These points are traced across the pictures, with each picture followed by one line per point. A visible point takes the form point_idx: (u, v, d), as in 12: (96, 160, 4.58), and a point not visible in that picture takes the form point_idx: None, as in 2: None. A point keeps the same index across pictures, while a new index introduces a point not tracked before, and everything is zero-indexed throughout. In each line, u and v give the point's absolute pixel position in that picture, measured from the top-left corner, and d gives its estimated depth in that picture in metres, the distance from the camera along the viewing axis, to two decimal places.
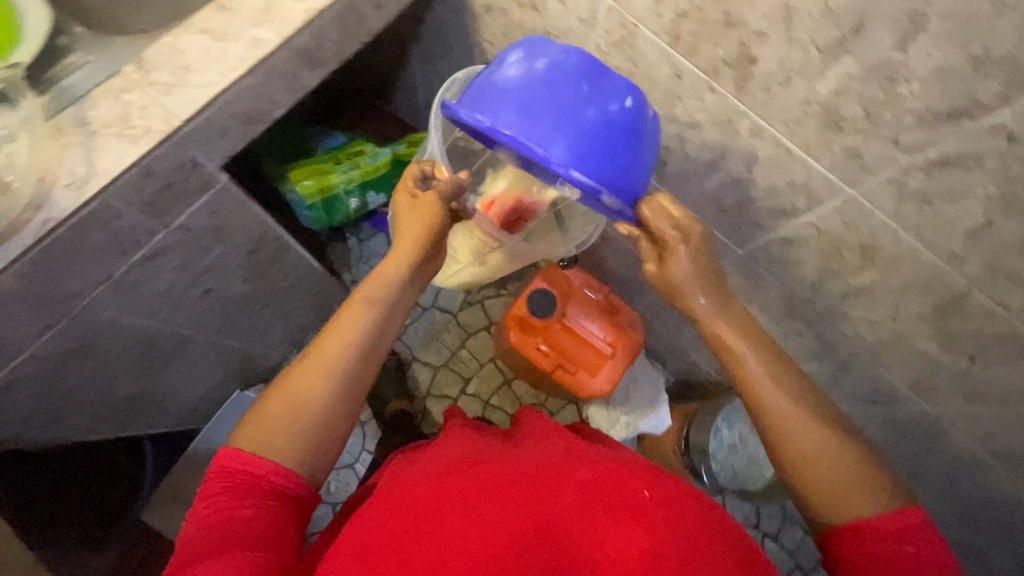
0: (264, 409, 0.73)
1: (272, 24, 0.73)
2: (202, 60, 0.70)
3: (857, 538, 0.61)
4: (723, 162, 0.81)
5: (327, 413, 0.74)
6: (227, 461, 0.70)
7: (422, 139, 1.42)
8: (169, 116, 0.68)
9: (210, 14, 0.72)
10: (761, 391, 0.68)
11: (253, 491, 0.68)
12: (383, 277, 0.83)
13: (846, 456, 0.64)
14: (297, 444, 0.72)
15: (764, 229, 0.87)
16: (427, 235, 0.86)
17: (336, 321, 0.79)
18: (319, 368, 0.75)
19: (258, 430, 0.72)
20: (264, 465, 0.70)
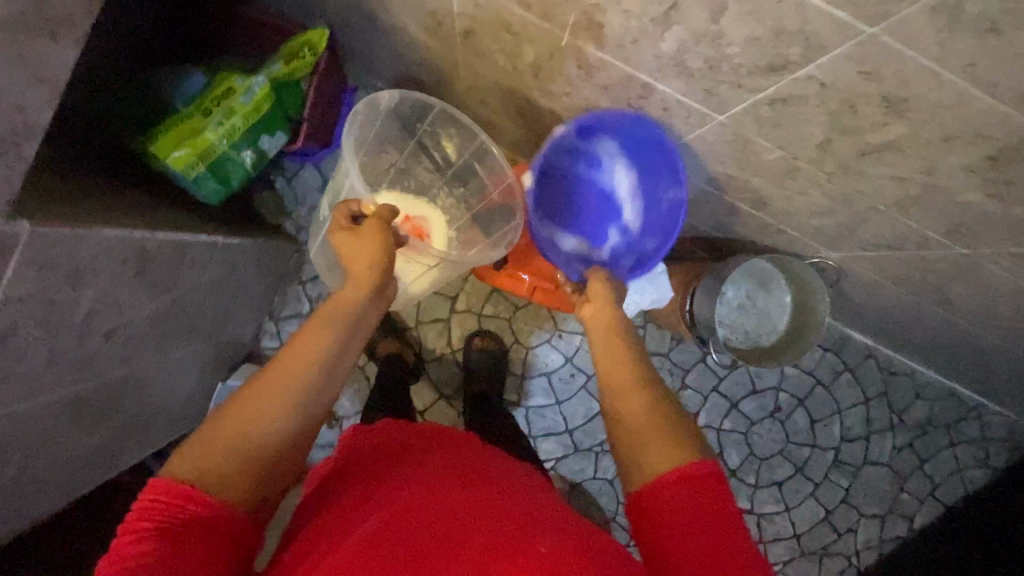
0: (206, 440, 0.59)
1: None
2: None
3: (656, 494, 0.61)
4: (677, 14, 0.57)
5: (283, 452, 0.62)
6: (153, 500, 0.55)
7: (298, 47, 1.11)
8: None
9: None
10: (614, 359, 0.74)
11: (179, 531, 0.54)
12: (343, 308, 0.71)
13: (655, 417, 0.66)
14: (242, 489, 0.58)
15: (747, 90, 0.64)
16: (380, 257, 0.75)
17: (292, 345, 0.66)
18: (274, 396, 0.62)
19: (197, 463, 0.57)
20: (199, 497, 0.56)
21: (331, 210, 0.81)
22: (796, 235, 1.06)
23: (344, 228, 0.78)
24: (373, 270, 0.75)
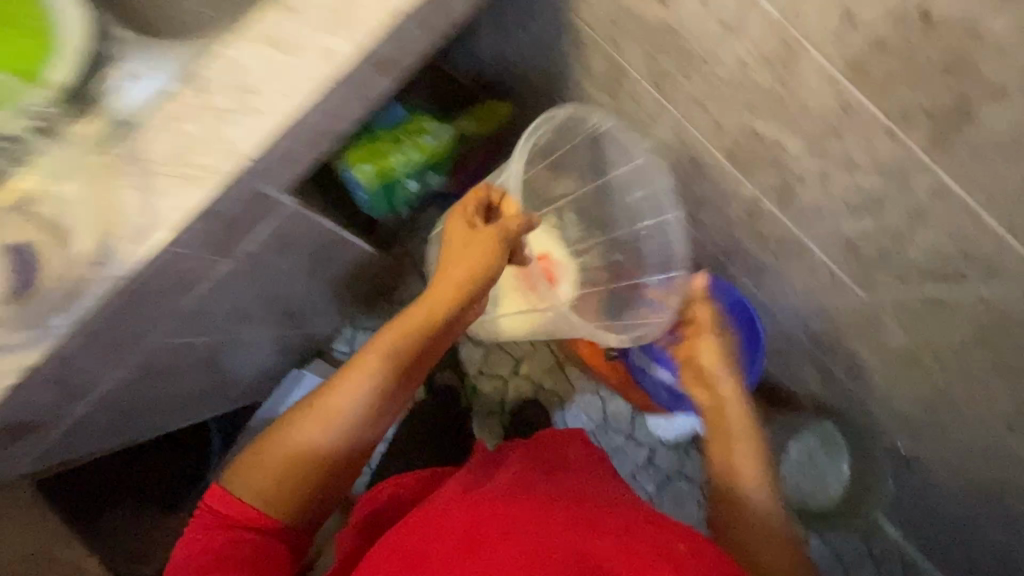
0: (262, 464, 0.67)
1: (344, 32, 0.60)
2: (267, 78, 0.59)
3: None
4: (878, 209, 0.67)
5: (328, 467, 0.68)
6: (231, 500, 0.66)
7: (483, 114, 1.30)
8: (228, 151, 0.58)
9: (276, 18, 0.60)
10: (725, 440, 0.81)
11: (246, 531, 0.65)
12: (417, 330, 0.72)
13: (763, 490, 0.75)
14: (290, 508, 0.67)
15: (907, 283, 0.74)
16: (479, 266, 0.73)
17: (354, 366, 0.71)
18: (326, 419, 0.68)
19: (258, 482, 0.66)
20: (243, 507, 0.66)
21: (472, 189, 0.79)
22: (881, 420, 1.09)
23: (466, 223, 0.76)
24: (478, 276, 0.73)
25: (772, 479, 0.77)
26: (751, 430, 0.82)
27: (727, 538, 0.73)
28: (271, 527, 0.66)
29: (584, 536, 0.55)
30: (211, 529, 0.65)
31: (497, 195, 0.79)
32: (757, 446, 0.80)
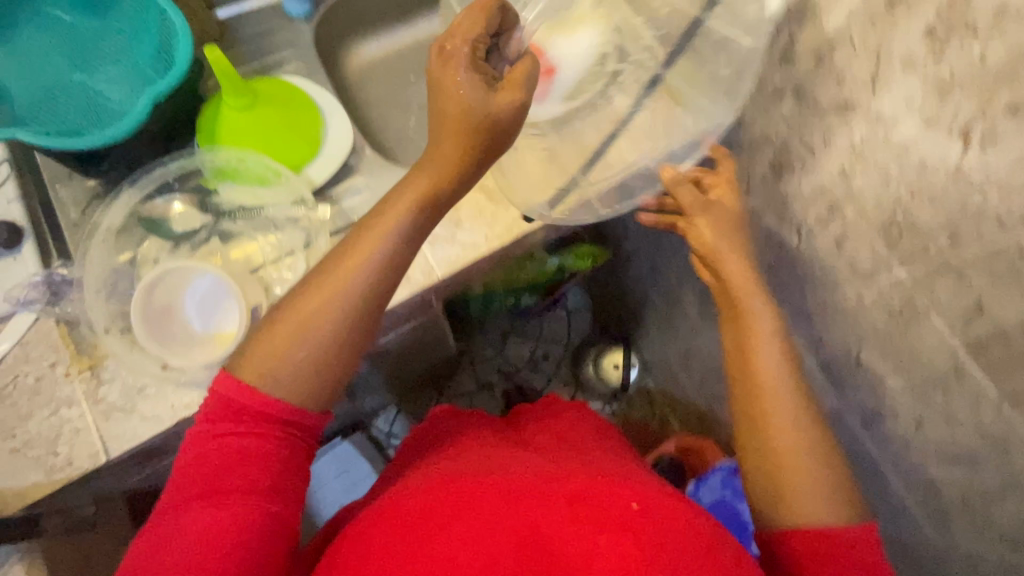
0: (279, 331, 0.50)
1: (552, 193, 0.74)
2: (474, 218, 0.72)
3: (830, 545, 0.53)
4: (973, 466, 0.71)
5: (354, 334, 0.51)
6: (240, 384, 0.49)
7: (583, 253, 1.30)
8: (429, 270, 0.70)
9: (491, 175, 0.75)
10: (749, 390, 0.62)
11: (261, 420, 0.49)
12: (418, 211, 0.52)
13: (813, 444, 0.58)
14: (302, 387, 0.50)
15: (991, 543, 0.74)
16: (472, 146, 0.51)
17: (349, 252, 0.51)
18: (333, 292, 0.50)
19: (265, 362, 0.49)
20: (259, 423, 0.49)
21: (469, 5, 0.51)
22: None
23: (473, 73, 0.50)
24: (467, 175, 0.53)
25: (829, 441, 0.59)
26: (749, 300, 0.66)
27: (772, 518, 0.57)
28: (291, 424, 0.50)
29: (560, 512, 0.45)
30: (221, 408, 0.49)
31: (468, 18, 0.51)
32: (815, 423, 0.59)
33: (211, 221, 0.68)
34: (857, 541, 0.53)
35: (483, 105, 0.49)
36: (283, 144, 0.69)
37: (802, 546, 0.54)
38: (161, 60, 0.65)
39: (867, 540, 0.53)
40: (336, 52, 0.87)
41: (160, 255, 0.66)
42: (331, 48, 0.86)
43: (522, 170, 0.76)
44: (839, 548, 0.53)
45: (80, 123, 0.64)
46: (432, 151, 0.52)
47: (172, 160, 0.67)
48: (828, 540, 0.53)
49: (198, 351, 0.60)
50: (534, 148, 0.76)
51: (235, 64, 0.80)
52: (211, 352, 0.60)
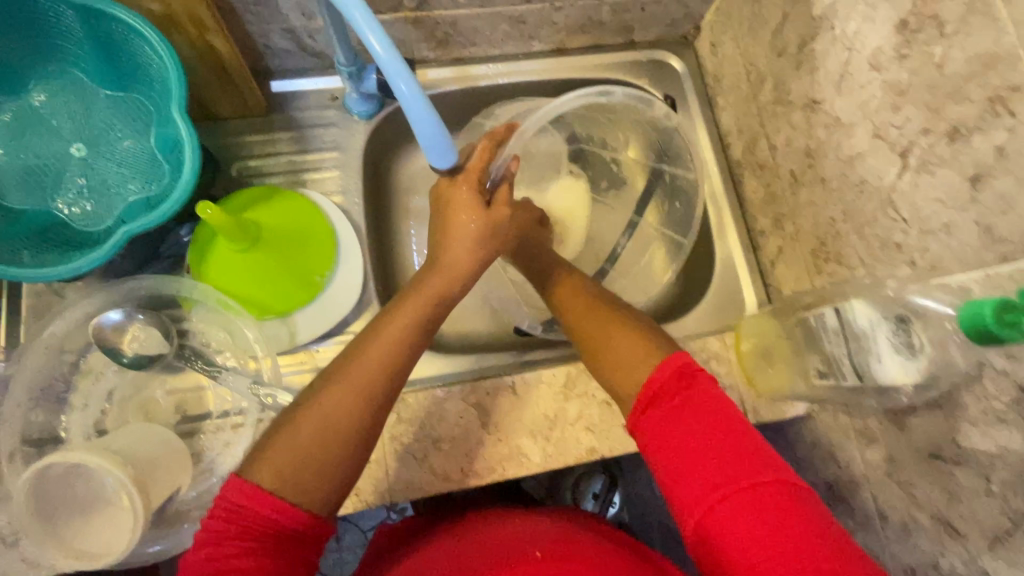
0: (289, 432, 0.43)
1: (557, 437, 0.61)
2: (455, 440, 0.60)
3: (713, 466, 0.43)
4: None
5: (377, 422, 0.46)
6: (249, 490, 0.41)
7: None
8: (383, 491, 0.58)
9: (496, 391, 0.62)
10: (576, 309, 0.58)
11: (270, 542, 0.41)
12: (437, 298, 0.51)
13: (654, 336, 0.53)
14: (324, 493, 0.43)
15: None
16: (484, 242, 0.53)
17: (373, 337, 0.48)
18: (357, 387, 0.46)
19: (284, 462, 0.42)
20: (273, 516, 0.41)
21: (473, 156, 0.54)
22: None
23: (475, 193, 0.53)
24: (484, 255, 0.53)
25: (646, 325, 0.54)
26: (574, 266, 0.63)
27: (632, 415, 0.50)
28: (300, 534, 0.42)
29: None
30: (215, 528, 0.41)
31: (481, 151, 0.55)
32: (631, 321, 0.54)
33: (170, 353, 0.59)
34: (674, 379, 0.48)
35: (490, 218, 0.53)
36: (274, 288, 0.62)
37: (653, 394, 0.48)
38: (173, 164, 0.57)
39: (691, 373, 0.48)
40: (385, 159, 0.75)
41: (107, 369, 0.58)
42: (380, 156, 0.74)
43: (535, 397, 0.62)
44: (676, 385, 0.47)
45: (73, 210, 0.57)
46: (428, 266, 0.53)
47: (144, 279, 0.59)
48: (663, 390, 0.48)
49: (90, 542, 0.48)
50: (556, 376, 0.62)
51: (270, 152, 0.70)
52: (108, 543, 0.48)
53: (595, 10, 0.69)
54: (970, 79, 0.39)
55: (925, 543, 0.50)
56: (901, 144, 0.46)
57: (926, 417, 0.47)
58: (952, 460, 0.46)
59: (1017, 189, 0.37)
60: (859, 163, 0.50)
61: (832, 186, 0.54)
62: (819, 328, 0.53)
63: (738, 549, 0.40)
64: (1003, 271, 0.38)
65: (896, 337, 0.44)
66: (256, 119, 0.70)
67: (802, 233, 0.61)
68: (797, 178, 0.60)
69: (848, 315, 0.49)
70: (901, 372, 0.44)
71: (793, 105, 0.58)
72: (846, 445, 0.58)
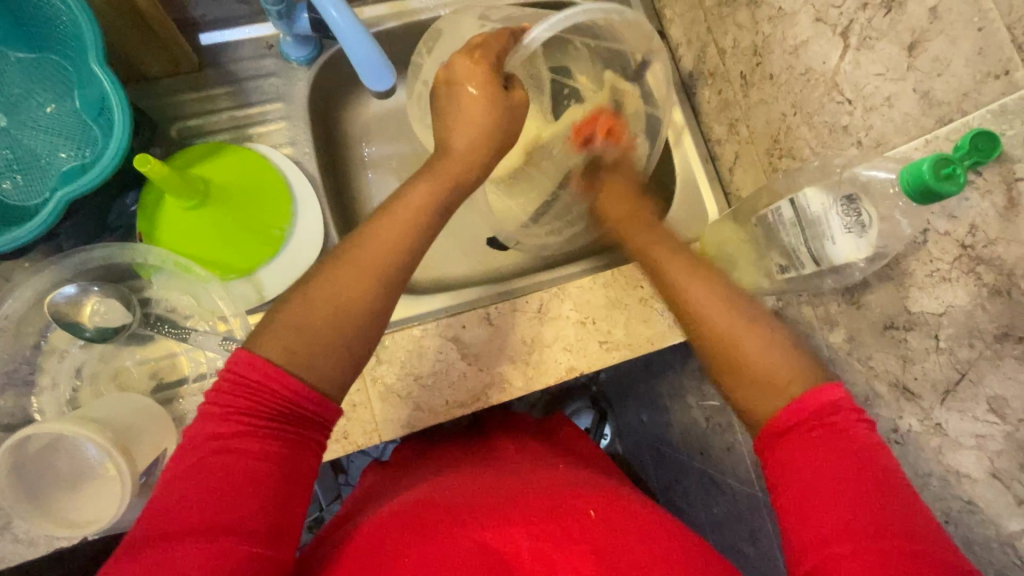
0: (299, 311, 0.41)
1: (538, 361, 0.62)
2: (437, 375, 0.61)
3: (797, 439, 0.44)
4: None
5: (381, 310, 0.44)
6: (261, 363, 0.39)
7: None
8: (373, 432, 0.59)
9: (473, 323, 0.62)
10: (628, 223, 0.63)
11: (287, 422, 0.40)
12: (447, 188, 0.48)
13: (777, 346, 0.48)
14: (330, 370, 0.42)
15: None
16: (489, 142, 0.50)
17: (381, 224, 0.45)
18: (367, 269, 0.43)
19: (291, 338, 0.40)
20: (281, 389, 0.40)
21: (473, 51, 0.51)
22: None
23: (486, 64, 0.50)
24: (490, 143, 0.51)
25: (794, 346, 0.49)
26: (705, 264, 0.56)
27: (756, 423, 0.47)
28: (311, 418, 0.41)
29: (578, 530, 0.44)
30: (225, 402, 0.39)
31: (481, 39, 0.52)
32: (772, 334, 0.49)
33: (133, 323, 0.57)
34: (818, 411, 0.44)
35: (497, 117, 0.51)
36: (233, 246, 0.60)
37: (786, 424, 0.44)
38: (103, 126, 0.54)
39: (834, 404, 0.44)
40: (332, 106, 0.72)
41: (70, 346, 0.57)
42: (326, 103, 0.71)
43: (512, 325, 0.63)
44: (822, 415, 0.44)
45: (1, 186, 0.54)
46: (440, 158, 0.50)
47: (97, 249, 0.57)
48: (800, 420, 0.44)
49: (78, 511, 0.48)
50: (529, 302, 0.63)
51: (210, 109, 0.66)
52: (96, 509, 0.48)
53: None
54: None
55: (884, 411, 0.54)
56: (842, 25, 0.46)
57: (880, 290, 0.49)
58: (904, 328, 0.48)
59: (951, 50, 0.38)
60: (804, 51, 0.51)
61: (780, 80, 0.55)
62: (778, 222, 0.54)
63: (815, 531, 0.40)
64: (943, 133, 0.40)
65: (847, 216, 0.46)
66: (187, 76, 0.66)
67: (755, 134, 0.61)
68: (747, 80, 0.60)
69: (801, 204, 0.50)
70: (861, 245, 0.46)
71: (738, 3, 0.58)
72: (809, 333, 0.61)
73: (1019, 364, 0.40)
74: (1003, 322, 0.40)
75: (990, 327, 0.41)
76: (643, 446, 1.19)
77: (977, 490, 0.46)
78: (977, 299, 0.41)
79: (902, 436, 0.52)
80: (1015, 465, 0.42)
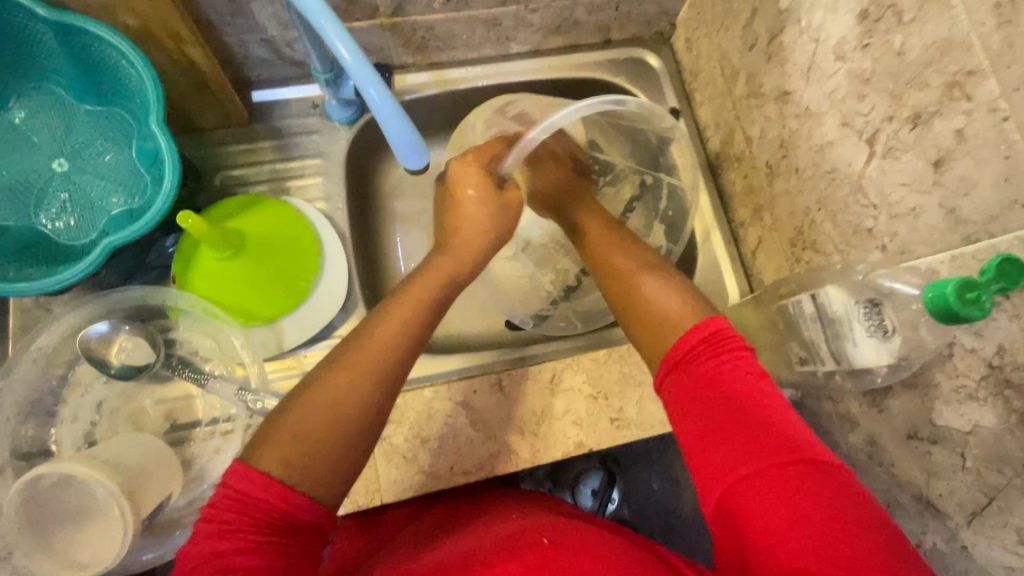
0: (297, 418, 0.40)
1: (547, 433, 0.61)
2: (444, 439, 0.60)
3: (716, 354, 0.47)
4: None
5: (384, 410, 0.43)
6: (261, 481, 0.37)
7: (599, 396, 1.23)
8: (374, 492, 0.59)
9: (483, 388, 0.62)
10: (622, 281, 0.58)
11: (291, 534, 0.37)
12: (437, 286, 0.49)
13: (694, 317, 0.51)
14: (328, 480, 0.39)
15: None
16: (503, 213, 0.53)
17: (380, 320, 0.45)
18: (368, 366, 0.42)
19: (290, 448, 0.38)
20: (289, 500, 0.37)
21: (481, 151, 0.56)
22: None
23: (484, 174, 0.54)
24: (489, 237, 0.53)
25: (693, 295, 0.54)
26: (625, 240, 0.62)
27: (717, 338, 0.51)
28: (315, 525, 0.38)
29: None
30: (221, 519, 0.36)
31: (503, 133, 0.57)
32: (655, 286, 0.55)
33: (156, 363, 0.59)
34: (706, 341, 0.48)
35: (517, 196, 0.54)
36: (257, 294, 0.62)
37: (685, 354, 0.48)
38: (154, 175, 0.58)
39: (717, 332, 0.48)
40: (368, 164, 0.76)
41: (95, 381, 0.59)
42: (363, 161, 0.75)
43: (522, 394, 0.62)
44: (710, 347, 0.47)
45: (55, 225, 0.57)
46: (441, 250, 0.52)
47: (132, 289, 0.60)
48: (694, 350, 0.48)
49: (79, 552, 0.49)
50: (542, 372, 0.63)
51: (252, 161, 0.70)
52: (100, 548, 0.48)
53: (569, 10, 0.70)
54: (928, 66, 0.40)
55: (907, 523, 0.51)
56: (868, 132, 0.47)
57: (903, 398, 0.48)
58: (929, 440, 0.46)
59: (977, 172, 0.38)
60: (830, 151, 0.51)
61: (806, 175, 0.55)
62: (799, 316, 0.54)
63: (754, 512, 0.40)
64: (969, 252, 0.39)
65: (869, 320, 0.45)
66: (236, 129, 0.70)
67: (780, 222, 0.61)
68: (772, 169, 0.61)
69: (823, 302, 0.49)
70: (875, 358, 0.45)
71: (766, 97, 0.59)
72: (830, 429, 0.59)
73: None
74: None
75: (1021, 455, 0.39)
76: (654, 520, 1.14)
77: None
78: (1006, 423, 0.39)
79: (926, 554, 0.49)
80: None
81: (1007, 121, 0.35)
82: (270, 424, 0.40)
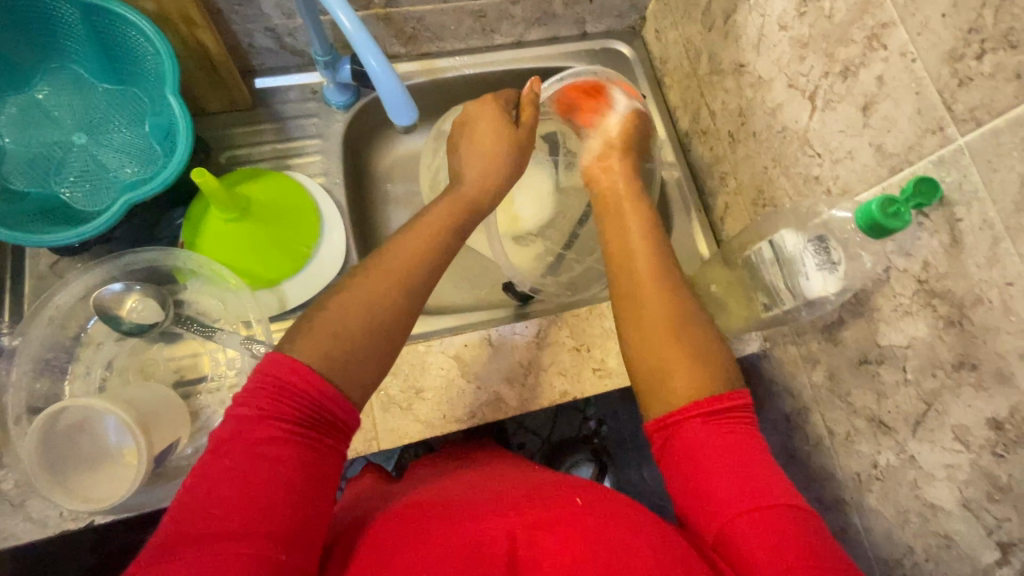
0: (334, 315, 0.46)
1: (534, 383, 0.66)
2: (438, 390, 0.64)
3: (722, 422, 0.47)
4: None
5: (406, 315, 0.49)
6: (295, 365, 0.43)
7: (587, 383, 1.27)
8: (372, 439, 0.62)
9: (474, 343, 0.66)
10: (642, 284, 0.55)
11: (309, 423, 0.43)
12: (454, 212, 0.55)
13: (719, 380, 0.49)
14: (358, 370, 0.46)
15: None
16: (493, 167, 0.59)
17: (401, 244, 0.51)
18: (392, 282, 0.49)
19: (329, 344, 0.44)
20: (317, 388, 0.43)
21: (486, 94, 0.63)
22: None
23: (494, 132, 0.60)
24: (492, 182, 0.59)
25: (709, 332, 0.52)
26: (665, 274, 0.55)
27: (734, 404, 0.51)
28: (333, 424, 0.44)
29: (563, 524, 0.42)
30: (259, 405, 0.42)
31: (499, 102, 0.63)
32: (697, 334, 0.51)
33: (165, 320, 0.63)
34: (712, 403, 0.47)
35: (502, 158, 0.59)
36: (264, 259, 0.67)
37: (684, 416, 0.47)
38: (166, 147, 0.62)
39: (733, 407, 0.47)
40: (364, 148, 0.81)
41: (106, 339, 0.62)
42: (358, 143, 0.80)
43: (511, 348, 0.67)
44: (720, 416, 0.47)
45: (73, 192, 0.61)
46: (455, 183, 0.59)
47: (145, 252, 0.64)
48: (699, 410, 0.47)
49: (94, 489, 0.51)
50: (528, 328, 0.67)
51: (256, 142, 0.75)
52: (115, 486, 0.51)
53: (548, 4, 0.77)
54: (852, 24, 0.46)
55: (864, 447, 0.55)
56: (809, 89, 0.53)
57: (853, 327, 0.53)
58: (876, 362, 0.51)
59: (896, 111, 0.44)
60: (780, 112, 0.57)
61: (762, 138, 0.61)
62: (760, 263, 0.58)
63: (747, 545, 0.40)
64: (895, 182, 0.45)
65: (819, 256, 0.50)
66: (241, 113, 0.75)
67: (743, 186, 0.67)
68: (734, 138, 0.67)
69: (778, 245, 0.54)
70: (821, 288, 0.51)
71: (725, 72, 0.66)
72: (795, 373, 0.64)
73: (977, 392, 0.42)
74: (959, 352, 0.43)
75: (949, 357, 0.44)
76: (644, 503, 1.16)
77: (951, 523, 0.47)
78: (936, 330, 0.44)
79: (882, 472, 0.53)
80: (982, 495, 0.43)
81: (915, 62, 0.42)
82: (306, 324, 0.46)
